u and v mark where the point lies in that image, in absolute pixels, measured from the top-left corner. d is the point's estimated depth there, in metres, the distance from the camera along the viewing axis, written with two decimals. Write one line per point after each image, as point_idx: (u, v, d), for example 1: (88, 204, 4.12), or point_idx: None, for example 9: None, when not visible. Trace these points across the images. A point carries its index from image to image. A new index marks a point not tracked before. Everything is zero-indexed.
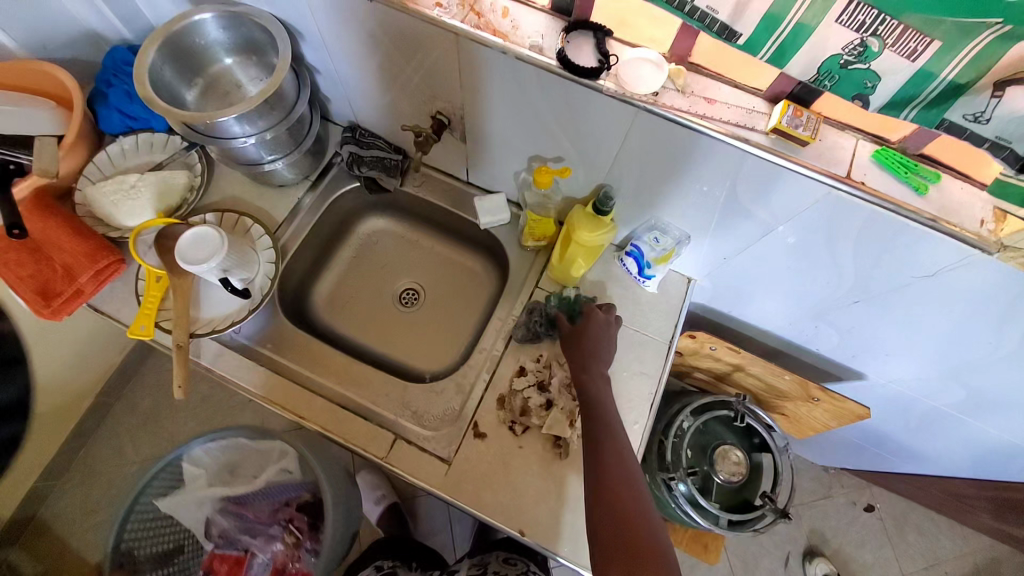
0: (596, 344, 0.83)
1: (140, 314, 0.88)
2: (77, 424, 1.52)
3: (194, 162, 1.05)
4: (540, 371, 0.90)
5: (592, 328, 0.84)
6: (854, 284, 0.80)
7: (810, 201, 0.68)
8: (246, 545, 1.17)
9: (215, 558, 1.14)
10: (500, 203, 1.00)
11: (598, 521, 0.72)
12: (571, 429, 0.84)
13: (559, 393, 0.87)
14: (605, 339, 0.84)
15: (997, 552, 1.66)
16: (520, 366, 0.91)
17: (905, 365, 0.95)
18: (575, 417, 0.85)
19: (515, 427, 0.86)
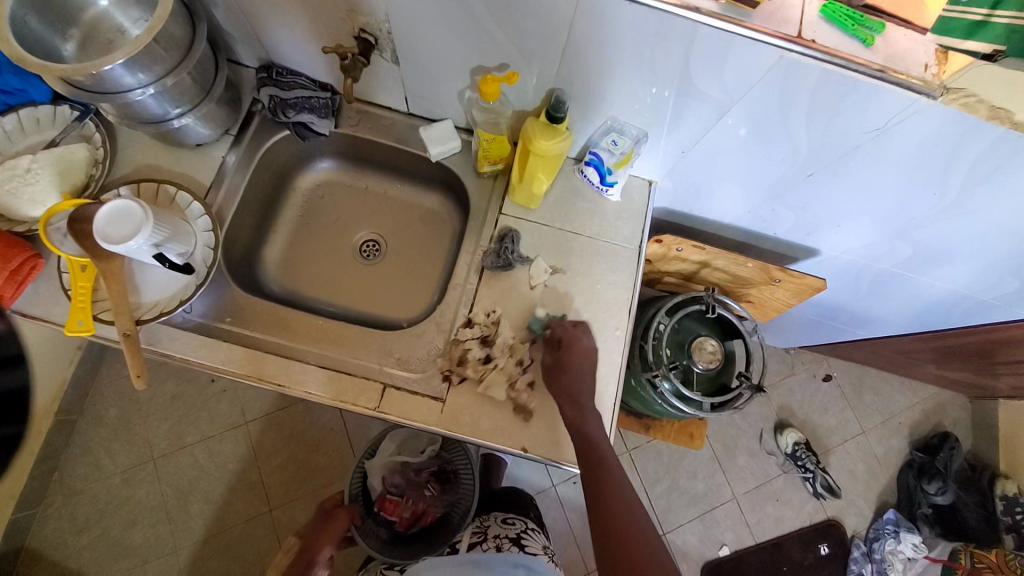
0: (583, 368, 0.82)
1: (74, 309, 0.80)
2: (41, 448, 1.43)
3: (91, 132, 0.92)
4: (488, 325, 0.88)
5: (574, 351, 0.83)
6: (807, 156, 0.81)
7: (763, 72, 0.67)
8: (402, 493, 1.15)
9: (382, 500, 1.13)
10: (448, 129, 0.96)
11: (602, 532, 0.74)
12: (508, 390, 0.84)
13: (501, 353, 0.86)
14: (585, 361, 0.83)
15: (942, 398, 1.87)
16: (469, 316, 0.89)
17: (855, 232, 1.00)
18: (515, 381, 0.84)
19: (451, 376, 0.85)
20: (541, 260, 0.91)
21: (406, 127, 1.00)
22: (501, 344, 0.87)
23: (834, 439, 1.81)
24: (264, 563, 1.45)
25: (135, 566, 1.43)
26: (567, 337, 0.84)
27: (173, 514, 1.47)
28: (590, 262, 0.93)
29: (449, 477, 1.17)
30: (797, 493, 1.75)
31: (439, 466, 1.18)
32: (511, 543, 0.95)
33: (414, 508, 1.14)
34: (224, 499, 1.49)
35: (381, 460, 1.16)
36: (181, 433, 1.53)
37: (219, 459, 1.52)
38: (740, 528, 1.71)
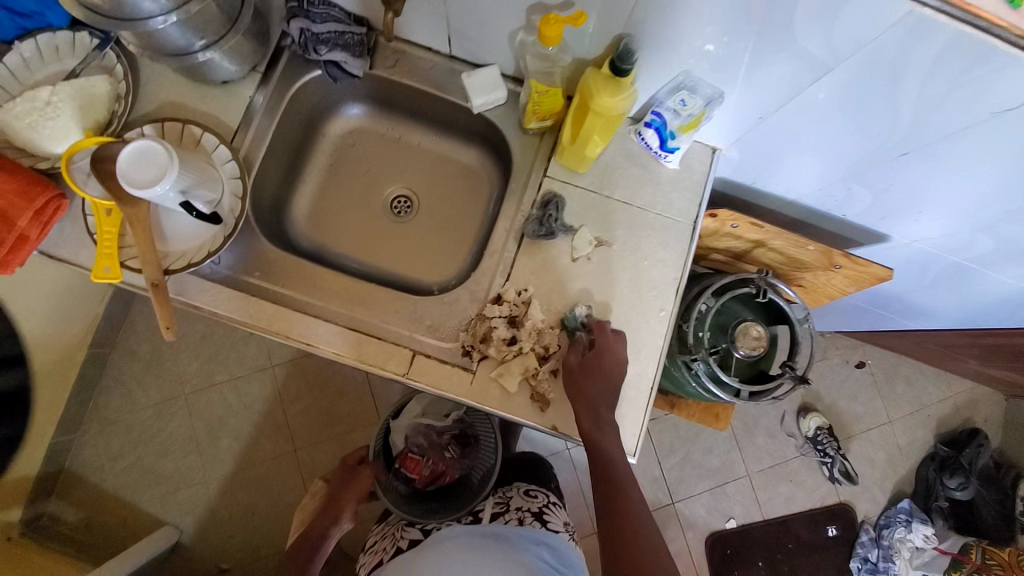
0: (608, 378, 0.76)
1: (100, 255, 0.77)
2: (78, 378, 1.47)
3: (113, 64, 0.86)
4: (517, 305, 0.83)
5: (602, 359, 0.76)
6: (906, 132, 0.71)
7: (882, 27, 0.57)
8: (423, 453, 1.16)
9: (405, 458, 1.14)
10: (495, 77, 0.86)
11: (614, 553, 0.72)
12: (529, 377, 0.80)
13: (527, 335, 0.81)
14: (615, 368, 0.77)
15: (977, 395, 1.74)
16: (497, 292, 0.83)
17: (936, 222, 0.90)
18: (533, 371, 0.80)
19: (472, 353, 0.81)
20: (586, 231, 0.84)
21: (447, 72, 0.90)
22: (531, 328, 0.81)
23: (859, 426, 1.71)
24: (288, 500, 1.51)
25: (169, 492, 1.51)
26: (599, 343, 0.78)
27: (204, 447, 1.53)
28: (639, 236, 0.85)
29: (470, 442, 1.18)
30: (812, 475, 1.68)
31: (461, 431, 1.19)
32: (533, 518, 0.95)
33: (434, 468, 1.15)
34: (251, 438, 1.54)
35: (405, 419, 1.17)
36: (210, 373, 1.56)
37: (247, 400, 1.56)
38: (751, 504, 1.65)
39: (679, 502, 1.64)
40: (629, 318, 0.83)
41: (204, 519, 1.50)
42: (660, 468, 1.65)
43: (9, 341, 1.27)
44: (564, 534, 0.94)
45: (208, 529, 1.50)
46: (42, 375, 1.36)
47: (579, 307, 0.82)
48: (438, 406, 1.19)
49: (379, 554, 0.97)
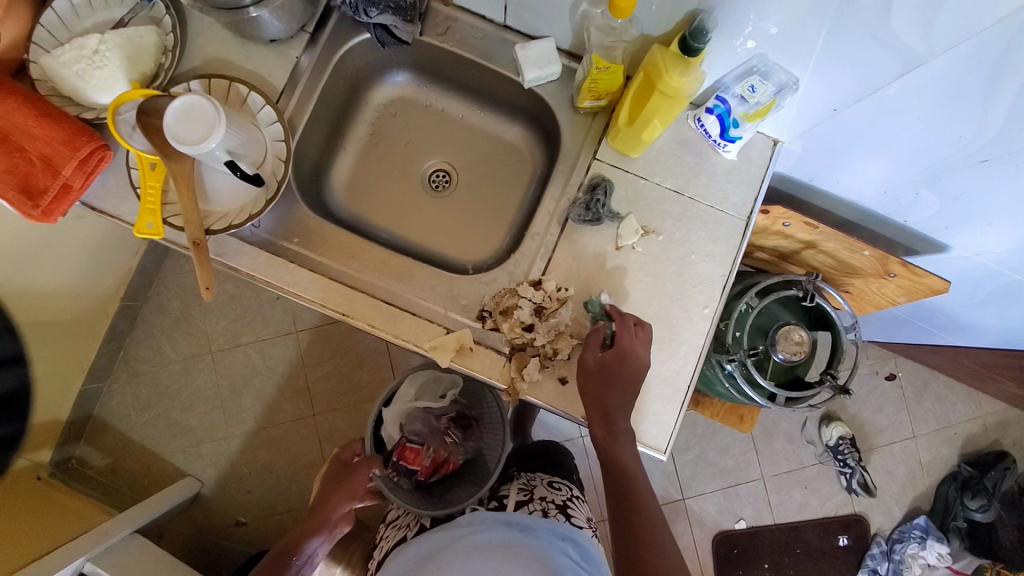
0: (630, 385, 0.73)
1: (144, 210, 0.77)
2: (110, 329, 1.51)
3: (161, 15, 0.84)
4: (548, 298, 0.80)
5: (625, 364, 0.72)
6: (993, 138, 0.66)
7: (991, 21, 0.52)
8: (422, 439, 1.14)
9: (404, 449, 1.12)
10: (550, 50, 0.83)
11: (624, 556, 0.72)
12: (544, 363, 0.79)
13: (549, 326, 0.79)
14: (638, 374, 0.73)
15: (1008, 416, 1.67)
16: (536, 276, 0.81)
17: (1005, 237, 0.84)
18: (546, 359, 0.79)
19: (492, 320, 0.80)
20: (633, 219, 0.81)
21: (499, 43, 0.87)
22: (552, 325, 0.79)
23: (882, 438, 1.66)
24: (306, 461, 1.54)
25: (191, 445, 1.56)
26: (624, 342, 0.73)
27: (227, 404, 1.57)
28: (689, 228, 0.82)
29: (468, 424, 1.19)
30: (828, 484, 1.64)
31: (458, 412, 1.20)
32: (557, 511, 0.95)
33: (434, 455, 1.14)
34: (273, 399, 1.57)
35: (400, 406, 1.13)
36: (236, 333, 1.59)
37: (271, 361, 1.58)
38: (762, 506, 1.63)
39: (690, 497, 1.62)
40: (670, 313, 0.80)
41: (224, 473, 1.55)
42: (672, 462, 1.63)
43: (8, 338, 1.21)
44: (587, 529, 0.93)
45: (227, 483, 1.54)
46: (76, 324, 1.39)
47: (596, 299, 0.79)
48: (432, 387, 1.18)
49: (402, 529, 1.02)
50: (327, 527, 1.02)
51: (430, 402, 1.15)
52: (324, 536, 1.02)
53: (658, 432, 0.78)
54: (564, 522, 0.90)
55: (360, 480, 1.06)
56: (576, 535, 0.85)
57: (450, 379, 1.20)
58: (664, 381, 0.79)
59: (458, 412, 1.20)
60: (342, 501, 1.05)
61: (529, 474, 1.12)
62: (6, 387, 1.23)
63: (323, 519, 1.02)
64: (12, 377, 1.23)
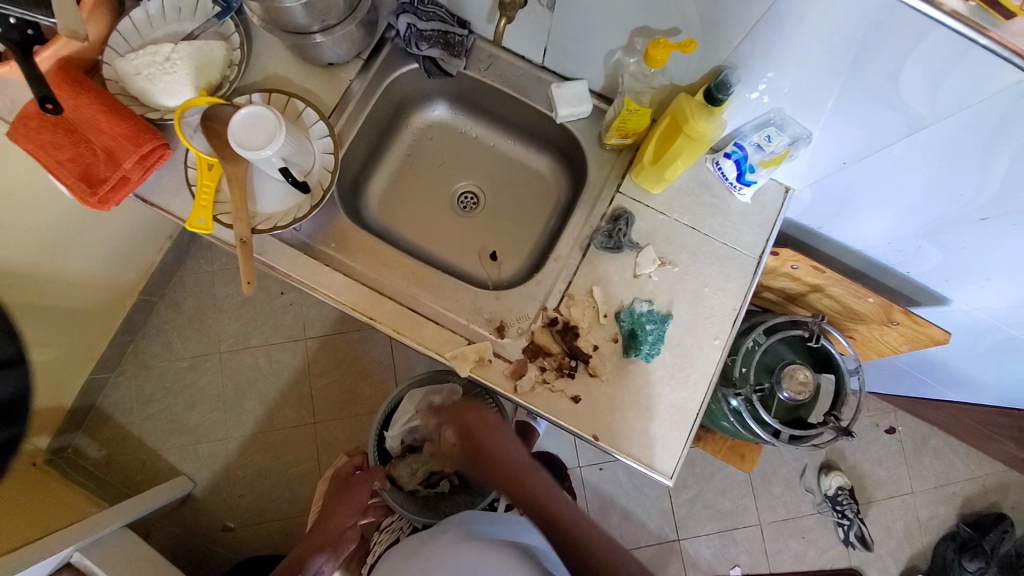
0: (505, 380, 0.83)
1: (197, 206, 0.83)
2: (125, 321, 1.54)
3: (229, 32, 0.92)
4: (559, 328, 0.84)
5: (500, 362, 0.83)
6: (992, 197, 0.72)
7: (990, 91, 0.58)
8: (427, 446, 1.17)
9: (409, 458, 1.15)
10: (583, 91, 0.90)
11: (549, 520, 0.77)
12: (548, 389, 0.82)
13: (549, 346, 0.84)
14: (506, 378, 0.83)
15: (1007, 478, 1.66)
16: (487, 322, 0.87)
17: (1005, 292, 0.88)
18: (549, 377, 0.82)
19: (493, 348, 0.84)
20: (651, 250, 0.86)
21: (535, 80, 0.94)
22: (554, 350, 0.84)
23: (881, 492, 1.65)
24: (301, 469, 1.54)
25: (188, 444, 1.56)
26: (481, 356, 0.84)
27: (230, 406, 1.58)
28: (702, 262, 0.87)
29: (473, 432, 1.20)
30: (825, 535, 1.62)
31: None
32: None
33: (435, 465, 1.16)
34: (275, 403, 1.58)
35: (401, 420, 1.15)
36: (246, 335, 1.62)
37: (277, 366, 1.60)
38: (757, 553, 1.61)
39: (685, 539, 1.60)
40: (683, 341, 0.84)
41: (218, 475, 1.54)
42: (669, 500, 1.62)
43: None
44: None
45: (221, 485, 1.54)
46: (93, 313, 1.42)
47: (639, 301, 0.85)
48: (430, 398, 1.17)
49: (394, 532, 1.03)
50: (331, 546, 0.96)
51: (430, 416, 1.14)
52: (329, 554, 0.96)
53: (666, 457, 0.80)
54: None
55: (363, 492, 1.04)
56: None
57: (449, 388, 1.18)
58: (672, 407, 0.82)
59: None
60: (345, 514, 1.01)
61: None
62: (7, 390, 1.24)
63: (329, 535, 0.98)
64: (19, 374, 1.26)
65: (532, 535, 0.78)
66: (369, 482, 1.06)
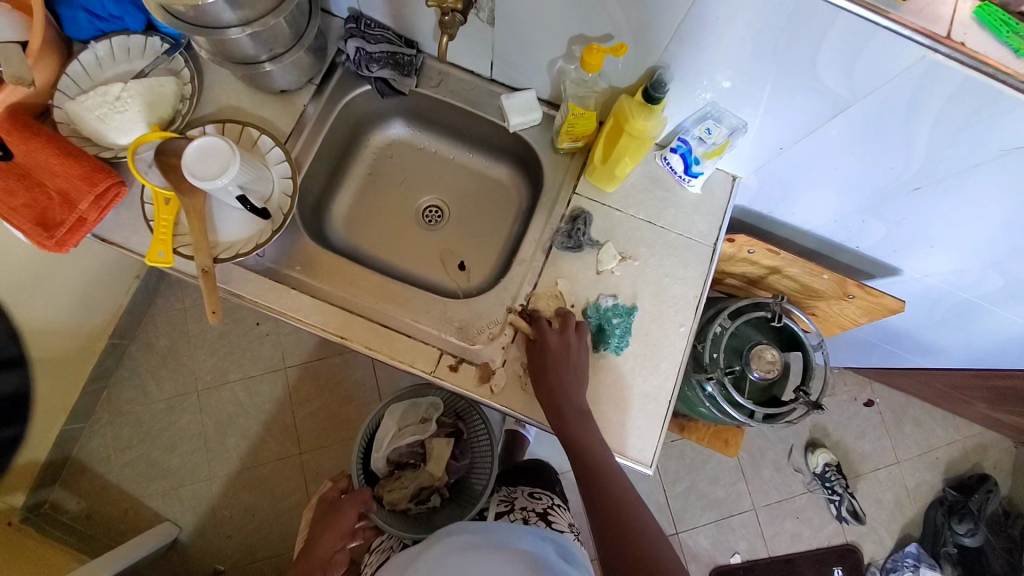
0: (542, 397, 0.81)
1: (156, 240, 0.82)
2: (96, 365, 1.50)
3: (180, 67, 0.93)
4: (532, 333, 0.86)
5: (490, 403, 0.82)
6: (920, 168, 0.77)
7: (899, 69, 0.63)
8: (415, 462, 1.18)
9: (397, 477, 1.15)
10: (532, 100, 0.93)
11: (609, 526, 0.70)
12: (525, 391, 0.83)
13: (517, 348, 0.85)
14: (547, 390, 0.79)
15: (985, 439, 1.72)
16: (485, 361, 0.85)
17: (947, 256, 0.94)
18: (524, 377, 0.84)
19: (459, 359, 0.85)
20: (611, 246, 0.89)
21: (485, 92, 0.97)
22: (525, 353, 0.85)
23: (866, 465, 1.69)
24: (291, 501, 1.51)
25: (171, 488, 1.52)
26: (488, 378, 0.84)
27: (212, 443, 1.54)
28: (661, 254, 0.90)
29: (460, 443, 1.20)
30: (818, 513, 1.65)
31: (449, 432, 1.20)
32: (538, 518, 0.99)
33: (422, 480, 1.15)
34: (259, 436, 1.55)
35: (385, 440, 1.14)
36: (225, 369, 1.59)
37: (258, 398, 1.58)
38: (754, 538, 1.62)
39: (683, 532, 1.61)
40: (650, 332, 0.86)
41: (204, 517, 1.50)
42: (664, 494, 1.63)
43: None
44: (568, 533, 0.95)
45: (208, 527, 1.50)
46: (62, 361, 1.39)
47: (603, 297, 0.87)
48: (411, 414, 1.17)
49: (385, 551, 1.01)
50: (320, 571, 0.97)
51: (414, 433, 1.15)
52: None
53: (643, 446, 0.82)
54: (542, 525, 0.95)
55: (349, 516, 1.04)
56: (558, 538, 0.86)
57: (429, 402, 1.19)
58: (645, 396, 0.84)
59: (448, 432, 1.20)
60: (333, 539, 1.01)
61: (510, 488, 1.15)
62: None
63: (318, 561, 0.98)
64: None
65: (524, 540, 0.79)
66: (355, 505, 1.05)
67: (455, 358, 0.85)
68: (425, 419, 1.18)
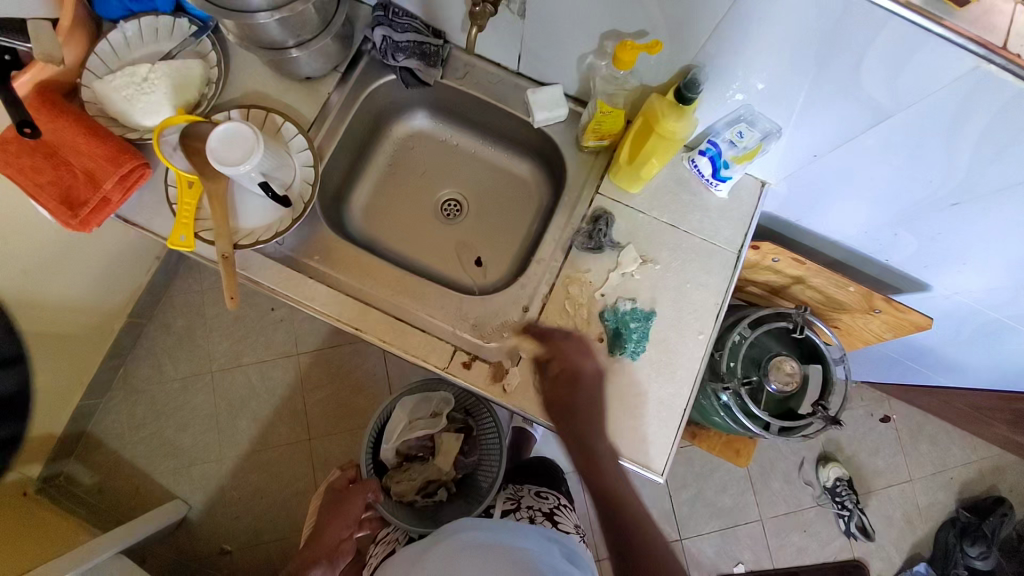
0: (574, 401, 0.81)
1: (178, 224, 0.83)
2: (113, 343, 1.52)
3: (207, 50, 0.93)
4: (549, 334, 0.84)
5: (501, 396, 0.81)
6: (960, 183, 0.74)
7: (948, 79, 0.60)
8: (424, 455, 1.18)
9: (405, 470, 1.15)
10: (558, 96, 0.91)
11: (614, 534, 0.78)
12: (539, 391, 0.82)
13: (532, 348, 0.84)
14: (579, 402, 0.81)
15: (1004, 461, 1.68)
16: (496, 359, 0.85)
17: (981, 274, 0.90)
18: (540, 377, 0.83)
19: (473, 356, 0.84)
20: (632, 248, 0.87)
21: (510, 86, 0.96)
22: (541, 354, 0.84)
23: (879, 481, 1.65)
24: (298, 486, 1.53)
25: (183, 466, 1.54)
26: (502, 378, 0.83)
27: (223, 425, 1.56)
28: (683, 260, 0.88)
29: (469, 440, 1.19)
30: (827, 528, 1.62)
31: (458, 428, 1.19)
32: (544, 517, 0.98)
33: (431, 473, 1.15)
34: (269, 421, 1.57)
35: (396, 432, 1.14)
36: (238, 352, 1.61)
37: (270, 383, 1.59)
38: (760, 549, 1.60)
39: (687, 538, 1.59)
40: (668, 338, 0.85)
41: (213, 497, 1.52)
42: (670, 500, 1.61)
43: None
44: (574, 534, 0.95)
45: (216, 507, 1.52)
46: (81, 337, 1.41)
47: (622, 300, 0.85)
48: (422, 408, 1.17)
49: (391, 543, 1.02)
50: (327, 558, 1.00)
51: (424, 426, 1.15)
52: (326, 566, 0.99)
53: (657, 453, 0.81)
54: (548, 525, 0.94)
55: (358, 504, 1.05)
56: (565, 540, 0.85)
57: (440, 396, 1.19)
58: (661, 403, 0.82)
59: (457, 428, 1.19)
60: (340, 527, 1.03)
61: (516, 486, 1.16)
62: None
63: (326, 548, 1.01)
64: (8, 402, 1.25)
65: (527, 539, 0.79)
66: (363, 494, 1.06)
67: (468, 357, 0.84)
68: (435, 413, 1.17)
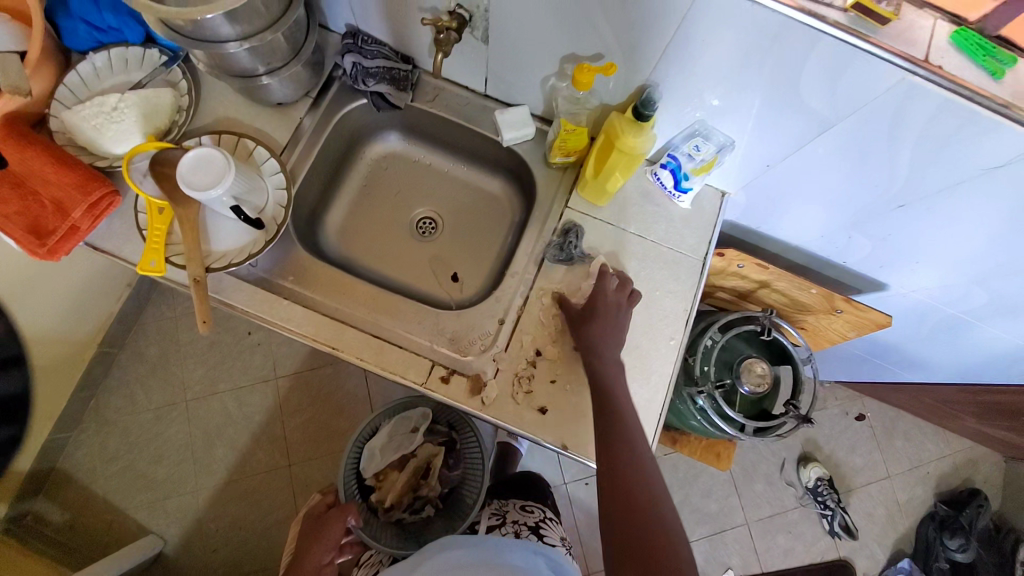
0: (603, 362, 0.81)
1: (148, 249, 0.83)
2: (84, 374, 1.48)
3: (177, 79, 0.94)
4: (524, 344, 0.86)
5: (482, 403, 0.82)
6: (903, 185, 0.79)
7: (880, 90, 0.65)
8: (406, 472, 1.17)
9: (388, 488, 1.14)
10: (524, 116, 0.95)
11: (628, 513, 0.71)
12: (517, 402, 0.83)
13: (508, 359, 0.85)
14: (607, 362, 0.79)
15: (975, 454, 1.73)
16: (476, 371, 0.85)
17: (931, 272, 0.95)
18: (518, 386, 0.84)
19: (450, 371, 0.85)
20: (602, 259, 0.90)
21: (479, 108, 0.99)
22: (516, 365, 0.85)
23: (858, 479, 1.69)
24: (279, 514, 1.49)
25: (158, 499, 1.49)
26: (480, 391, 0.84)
27: (200, 454, 1.52)
28: (652, 268, 0.91)
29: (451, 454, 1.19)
30: (811, 527, 1.64)
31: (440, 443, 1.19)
32: (530, 531, 1.00)
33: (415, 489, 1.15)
34: (247, 448, 1.53)
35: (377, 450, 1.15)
36: (215, 379, 1.58)
37: (248, 409, 1.56)
38: (748, 553, 1.61)
39: None
40: (640, 344, 0.87)
41: (190, 530, 1.47)
42: None
43: None
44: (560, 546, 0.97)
45: (193, 540, 1.47)
46: (50, 369, 1.37)
47: None
48: (402, 425, 1.17)
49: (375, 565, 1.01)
50: None
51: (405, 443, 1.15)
52: None
53: None
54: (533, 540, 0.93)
55: (337, 528, 1.01)
56: (552, 552, 0.85)
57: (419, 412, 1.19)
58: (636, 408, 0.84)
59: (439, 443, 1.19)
60: (322, 552, 0.99)
61: (501, 501, 1.15)
62: None
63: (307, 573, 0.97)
64: None
65: (513, 553, 0.79)
66: (343, 518, 1.03)
67: (446, 371, 0.85)
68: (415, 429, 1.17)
